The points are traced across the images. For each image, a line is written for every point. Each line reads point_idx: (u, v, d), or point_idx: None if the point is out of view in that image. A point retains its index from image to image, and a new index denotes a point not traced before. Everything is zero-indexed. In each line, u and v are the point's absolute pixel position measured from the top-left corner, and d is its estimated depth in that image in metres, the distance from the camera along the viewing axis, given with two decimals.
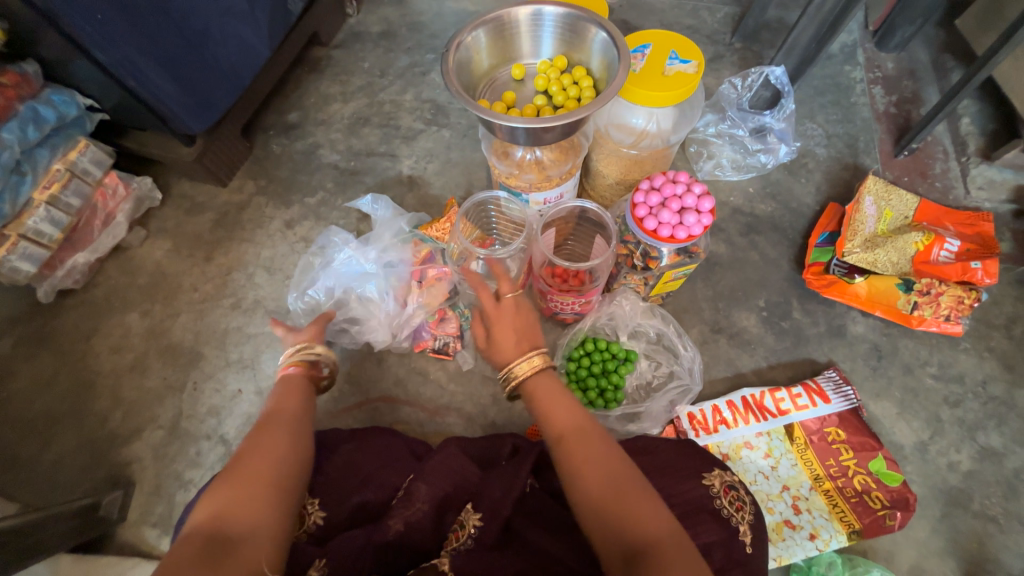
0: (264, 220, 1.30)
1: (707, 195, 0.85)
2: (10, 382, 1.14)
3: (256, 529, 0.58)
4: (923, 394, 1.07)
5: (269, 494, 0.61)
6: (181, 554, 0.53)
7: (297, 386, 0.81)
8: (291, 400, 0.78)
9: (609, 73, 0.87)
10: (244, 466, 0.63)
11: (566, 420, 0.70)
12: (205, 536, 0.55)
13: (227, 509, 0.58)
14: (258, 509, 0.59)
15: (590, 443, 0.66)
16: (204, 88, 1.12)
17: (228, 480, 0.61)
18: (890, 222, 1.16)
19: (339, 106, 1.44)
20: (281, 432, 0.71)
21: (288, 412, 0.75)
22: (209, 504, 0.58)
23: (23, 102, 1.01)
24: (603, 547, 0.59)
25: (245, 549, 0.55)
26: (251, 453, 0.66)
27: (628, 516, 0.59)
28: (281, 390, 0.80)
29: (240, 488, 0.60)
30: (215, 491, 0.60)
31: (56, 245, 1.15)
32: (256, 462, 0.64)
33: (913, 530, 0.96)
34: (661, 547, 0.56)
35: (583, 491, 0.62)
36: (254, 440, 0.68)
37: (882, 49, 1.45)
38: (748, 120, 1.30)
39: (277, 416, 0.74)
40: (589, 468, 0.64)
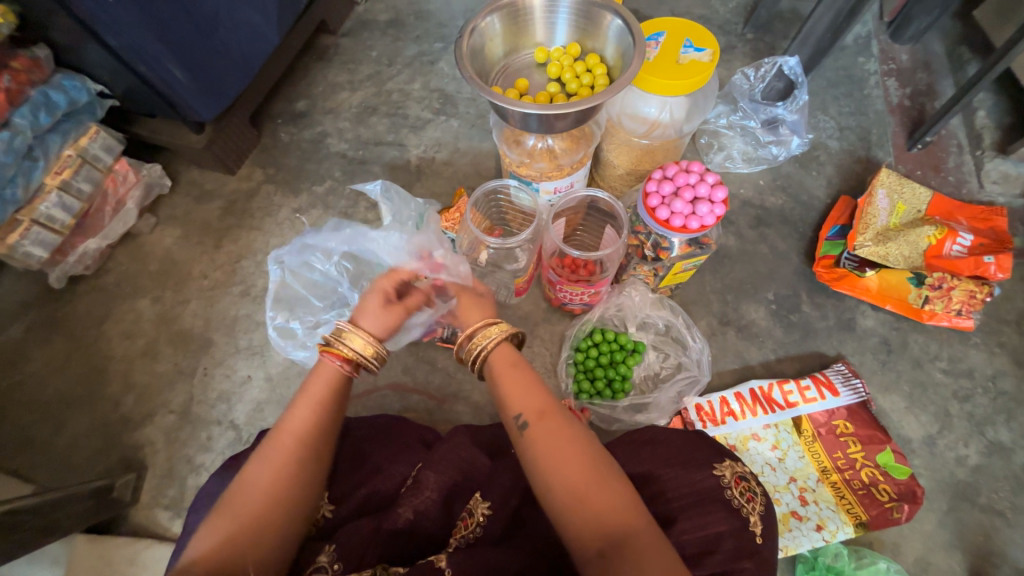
0: (273, 208, 1.30)
1: (720, 185, 0.84)
2: (24, 366, 1.16)
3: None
4: (933, 388, 1.06)
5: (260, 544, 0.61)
6: None
7: (327, 394, 0.70)
8: (306, 415, 0.68)
9: (623, 61, 0.87)
10: (241, 503, 0.62)
11: (537, 401, 0.67)
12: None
13: (219, 553, 0.58)
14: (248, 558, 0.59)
15: (564, 427, 0.65)
16: (214, 75, 1.12)
17: (223, 515, 0.61)
18: (903, 216, 1.15)
19: (347, 95, 1.43)
20: (287, 464, 0.64)
21: (301, 432, 0.67)
22: (206, 539, 0.60)
23: (34, 87, 1.02)
24: (577, 537, 0.59)
25: None
26: (250, 490, 0.62)
27: (603, 507, 0.59)
28: (306, 395, 0.69)
29: (231, 530, 0.60)
30: (213, 526, 0.60)
31: (67, 231, 1.15)
32: (252, 504, 0.62)
33: (919, 523, 0.96)
34: (634, 537, 0.58)
35: (557, 478, 0.61)
36: (257, 470, 0.64)
37: (896, 40, 1.43)
38: (760, 112, 1.29)
39: (294, 441, 0.66)
40: (564, 453, 0.62)
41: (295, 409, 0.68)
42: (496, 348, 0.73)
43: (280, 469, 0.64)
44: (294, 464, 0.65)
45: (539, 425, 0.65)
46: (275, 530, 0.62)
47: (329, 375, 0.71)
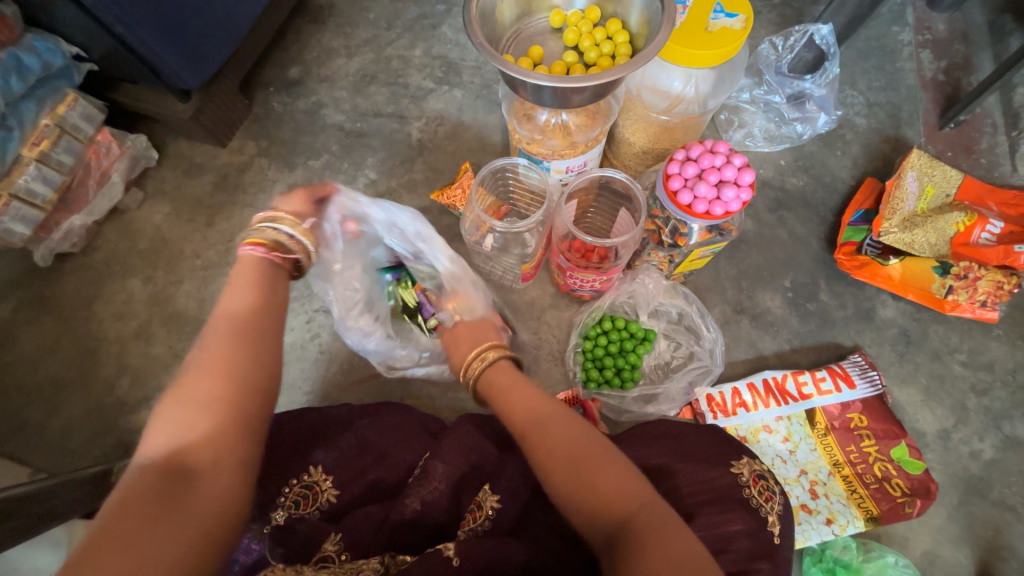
0: (267, 183, 1.24)
1: (748, 167, 0.78)
2: (14, 347, 1.12)
3: (220, 456, 0.53)
4: (950, 381, 1.04)
5: (232, 430, 0.55)
6: (138, 486, 0.49)
7: (263, 276, 0.68)
8: (246, 295, 0.66)
9: (648, 29, 0.79)
10: (194, 387, 0.56)
11: (522, 410, 0.66)
12: (165, 470, 0.51)
13: (186, 436, 0.53)
14: (223, 438, 0.55)
15: (560, 426, 0.62)
16: (199, 38, 1.03)
17: (177, 401, 0.56)
18: (931, 201, 1.09)
19: (343, 62, 1.34)
20: (237, 339, 0.61)
21: (243, 312, 0.64)
22: (164, 431, 0.54)
23: (4, 49, 0.93)
24: (587, 523, 0.56)
25: (208, 482, 0.52)
26: (206, 369, 0.58)
27: (605, 493, 0.56)
28: (240, 278, 0.67)
29: (197, 415, 0.55)
30: (166, 416, 0.55)
31: (50, 206, 1.09)
32: (208, 383, 0.57)
33: (929, 517, 0.96)
34: (635, 519, 0.54)
35: (551, 476, 0.59)
36: (206, 350, 0.60)
37: (933, 8, 1.33)
38: (786, 86, 1.20)
39: (243, 318, 0.63)
40: (557, 449, 0.60)
41: (230, 295, 0.66)
42: (489, 369, 0.74)
43: (232, 349, 0.60)
44: (251, 342, 0.61)
45: (526, 430, 0.64)
46: (246, 408, 0.57)
47: (258, 262, 0.68)
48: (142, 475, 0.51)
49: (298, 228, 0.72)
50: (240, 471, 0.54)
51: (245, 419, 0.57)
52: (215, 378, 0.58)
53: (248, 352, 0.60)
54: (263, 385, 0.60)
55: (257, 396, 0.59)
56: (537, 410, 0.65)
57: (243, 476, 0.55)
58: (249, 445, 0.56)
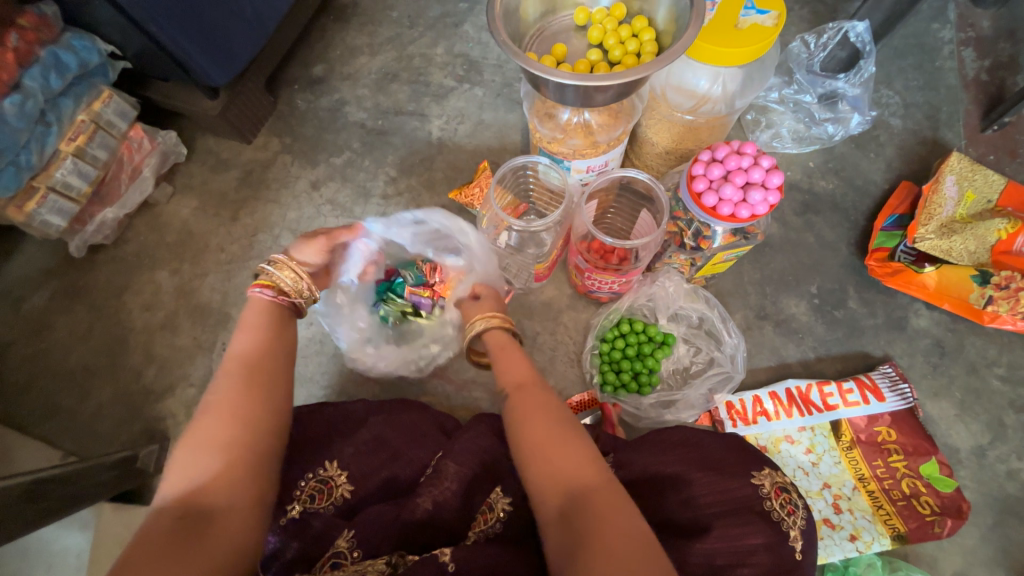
0: (290, 179, 1.26)
1: (776, 169, 0.76)
2: (49, 334, 1.17)
3: (233, 498, 0.58)
4: (987, 396, 0.99)
5: (245, 473, 0.60)
6: (156, 530, 0.54)
7: (268, 318, 0.75)
8: (253, 340, 0.72)
9: (676, 25, 0.77)
10: (208, 432, 0.62)
11: (518, 378, 0.72)
12: (180, 512, 0.55)
13: (200, 478, 0.58)
14: (237, 481, 0.59)
15: (541, 398, 0.67)
16: (227, 36, 1.05)
17: (192, 446, 0.60)
18: (971, 206, 1.04)
19: (366, 60, 1.35)
20: (248, 384, 0.67)
21: (252, 358, 0.70)
22: (179, 473, 0.59)
23: (44, 47, 0.97)
24: (542, 490, 0.58)
25: (222, 523, 0.56)
26: (220, 411, 0.63)
27: (568, 466, 0.58)
28: (247, 326, 0.74)
29: (211, 459, 0.60)
30: (181, 462, 0.59)
31: (84, 199, 1.13)
32: (220, 429, 0.62)
33: (961, 537, 0.91)
34: (591, 494, 0.55)
35: (521, 437, 0.63)
36: (219, 395, 0.65)
37: (978, 5, 1.26)
38: (817, 85, 1.15)
39: (255, 364, 0.69)
40: (534, 415, 0.65)
41: (238, 343, 0.72)
42: (493, 333, 0.80)
43: (241, 392, 0.65)
44: (260, 387, 0.67)
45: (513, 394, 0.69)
46: (259, 449, 0.63)
47: (263, 306, 0.76)
48: (158, 518, 0.55)
49: (299, 278, 0.79)
50: (251, 511, 0.59)
51: (256, 459, 0.62)
52: (228, 420, 0.63)
53: (257, 395, 0.66)
54: (273, 425, 0.66)
55: (268, 439, 0.64)
56: (527, 378, 0.71)
57: (254, 517, 0.59)
58: (261, 486, 0.61)
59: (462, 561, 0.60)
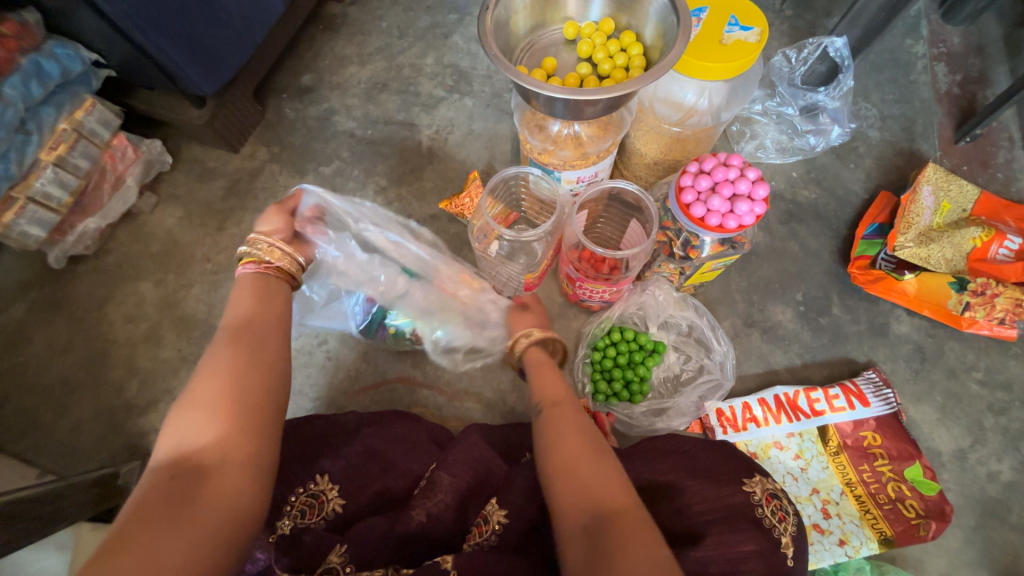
0: (278, 189, 1.24)
1: (762, 181, 0.78)
2: (26, 348, 1.13)
3: (227, 455, 0.57)
4: (967, 400, 1.02)
5: (240, 428, 0.60)
6: (151, 492, 0.53)
7: (259, 289, 0.75)
8: (246, 306, 0.73)
9: (663, 41, 0.78)
10: (201, 392, 0.62)
11: (554, 393, 0.73)
12: (177, 465, 0.56)
13: (194, 440, 0.57)
14: (231, 440, 0.58)
15: (575, 415, 0.69)
16: (214, 46, 1.05)
17: (187, 408, 0.60)
18: (947, 216, 1.07)
19: (355, 69, 1.35)
20: (240, 348, 0.67)
21: (244, 324, 0.70)
22: (175, 435, 0.58)
23: (25, 55, 0.95)
24: (567, 505, 0.58)
25: (215, 480, 0.55)
26: (214, 373, 0.63)
27: (598, 485, 0.59)
28: (239, 295, 0.74)
29: (204, 419, 0.59)
30: (177, 424, 0.59)
31: (65, 209, 1.10)
32: (213, 389, 0.62)
33: (945, 540, 0.93)
34: (621, 515, 0.55)
35: (551, 451, 0.64)
36: (214, 360, 0.65)
37: (948, 22, 1.32)
38: (799, 98, 1.19)
39: (246, 327, 0.70)
40: (568, 433, 0.66)
41: (231, 313, 0.72)
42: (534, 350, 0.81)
43: (234, 356, 0.66)
44: (252, 351, 0.67)
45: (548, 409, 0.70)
46: (255, 405, 0.62)
47: (249, 280, 0.76)
48: (155, 478, 0.55)
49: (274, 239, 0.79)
50: (247, 462, 0.58)
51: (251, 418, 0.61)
52: (221, 381, 0.63)
53: (251, 358, 0.66)
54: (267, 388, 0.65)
55: (263, 396, 0.64)
56: (566, 395, 0.73)
57: (252, 468, 0.58)
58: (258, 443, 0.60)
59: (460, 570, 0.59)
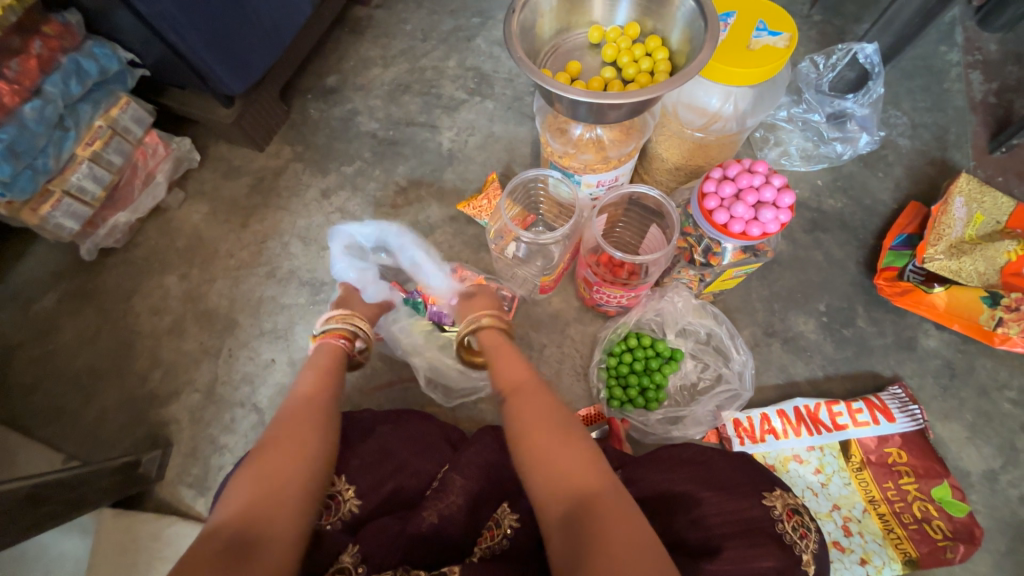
0: (301, 188, 1.27)
1: (787, 188, 0.77)
2: (57, 336, 1.17)
3: (281, 539, 0.55)
4: (999, 419, 0.98)
5: (294, 513, 0.57)
6: (204, 559, 0.51)
7: (332, 365, 0.77)
8: (317, 378, 0.73)
9: (690, 46, 0.78)
10: (269, 460, 0.60)
11: (513, 376, 0.70)
12: (232, 540, 0.53)
13: (250, 509, 0.55)
14: (285, 520, 0.56)
15: (538, 397, 0.66)
16: (244, 47, 1.07)
17: (250, 474, 0.59)
18: (980, 228, 1.04)
19: (379, 71, 1.37)
20: (311, 421, 0.66)
21: (314, 398, 0.70)
22: (232, 501, 0.56)
23: (66, 55, 0.98)
24: (545, 494, 0.56)
25: (265, 562, 0.52)
26: (283, 441, 0.63)
27: (570, 468, 0.57)
28: (315, 363, 0.77)
29: (263, 490, 0.57)
30: (237, 488, 0.57)
31: (98, 203, 1.14)
32: (278, 462, 0.60)
33: (973, 564, 0.90)
34: (595, 498, 0.54)
35: (518, 440, 0.62)
36: (284, 426, 0.65)
37: (984, 29, 1.28)
38: (826, 105, 1.17)
39: (314, 399, 0.70)
40: (535, 414, 0.63)
41: (302, 383, 0.73)
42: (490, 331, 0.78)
43: (303, 427, 0.65)
44: (320, 424, 0.67)
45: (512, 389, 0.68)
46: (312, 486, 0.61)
47: (329, 352, 0.79)
48: (209, 543, 0.52)
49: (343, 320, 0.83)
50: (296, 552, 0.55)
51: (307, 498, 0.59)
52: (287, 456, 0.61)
53: (318, 432, 0.66)
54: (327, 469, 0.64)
55: (321, 484, 0.62)
56: (527, 379, 0.69)
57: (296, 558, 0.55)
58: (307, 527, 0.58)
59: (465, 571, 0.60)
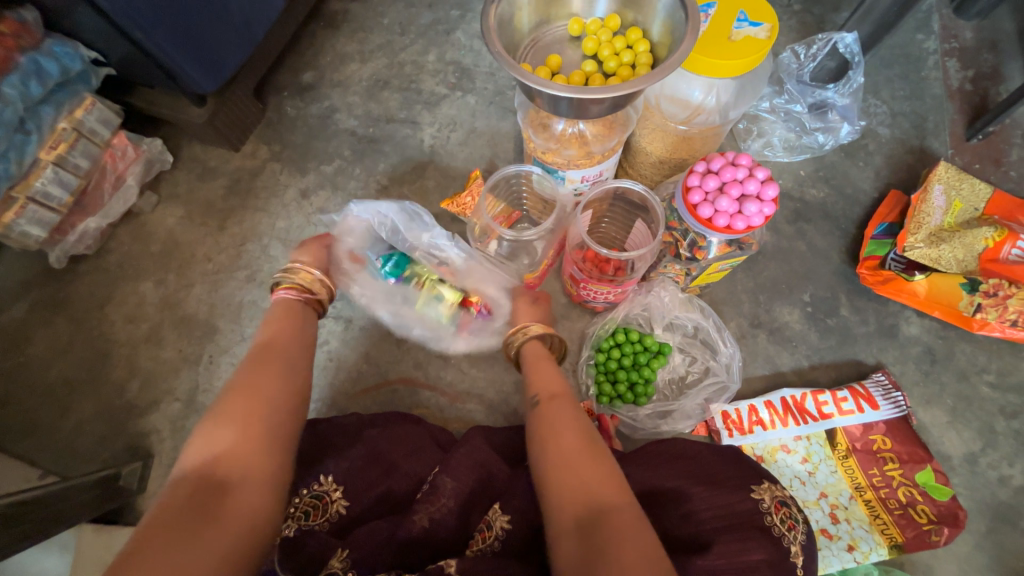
0: (279, 188, 1.23)
1: (771, 181, 0.76)
2: (27, 348, 1.13)
3: (249, 472, 0.60)
4: (978, 402, 1.00)
5: (268, 455, 0.63)
6: (174, 498, 0.56)
7: (289, 314, 0.84)
8: (278, 328, 0.81)
9: (671, 38, 0.76)
10: (231, 409, 0.66)
11: (552, 387, 0.76)
12: (199, 479, 0.58)
13: (217, 452, 0.61)
14: (252, 456, 0.62)
15: (571, 410, 0.72)
16: (214, 44, 1.03)
17: (215, 422, 0.64)
18: (959, 215, 1.05)
19: (356, 67, 1.34)
20: (271, 369, 0.73)
21: (273, 347, 0.77)
22: (200, 446, 0.62)
23: (24, 54, 0.94)
24: (559, 498, 0.60)
25: (236, 494, 0.58)
26: (243, 391, 0.68)
27: (592, 480, 0.60)
28: (272, 320, 0.83)
29: (230, 433, 0.63)
30: (205, 435, 0.63)
31: (65, 209, 1.10)
32: (242, 408, 0.66)
33: (955, 545, 0.92)
34: (612, 512, 0.56)
35: (545, 451, 0.66)
36: (247, 375, 0.71)
37: (960, 17, 1.29)
38: (808, 95, 1.17)
39: (273, 348, 0.77)
40: (564, 426, 0.69)
41: (262, 332, 0.80)
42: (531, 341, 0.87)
43: (264, 375, 0.71)
44: (279, 368, 0.74)
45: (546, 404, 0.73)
46: (279, 432, 0.67)
47: (282, 306, 0.86)
48: (179, 487, 0.57)
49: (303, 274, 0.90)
50: (265, 483, 0.61)
51: (274, 441, 0.65)
52: (249, 402, 0.67)
53: (280, 378, 0.72)
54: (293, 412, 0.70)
55: (286, 428, 0.68)
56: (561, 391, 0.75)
57: (268, 494, 0.61)
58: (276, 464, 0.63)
59: (459, 569, 0.60)
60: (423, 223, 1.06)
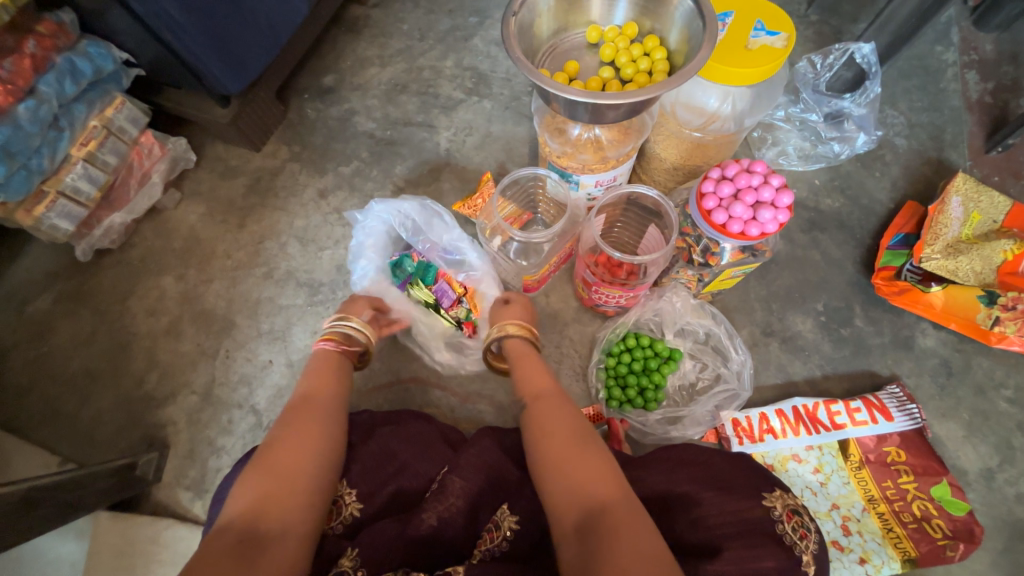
0: (297, 188, 1.26)
1: (786, 188, 0.77)
2: (51, 338, 1.16)
3: (288, 525, 0.59)
4: (995, 417, 0.98)
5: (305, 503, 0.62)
6: (213, 548, 0.54)
7: (330, 364, 0.84)
8: (321, 376, 0.81)
9: (688, 46, 0.78)
10: (274, 457, 0.65)
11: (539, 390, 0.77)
12: (242, 528, 0.57)
13: (261, 503, 0.60)
14: (292, 507, 0.61)
15: (563, 410, 0.72)
16: (240, 47, 1.07)
17: (259, 469, 0.63)
18: (977, 227, 1.04)
19: (376, 71, 1.37)
20: (313, 416, 0.73)
21: (317, 392, 0.77)
22: (243, 494, 0.61)
23: (60, 54, 0.98)
24: (560, 504, 0.60)
25: (277, 549, 0.56)
26: (286, 438, 0.68)
27: (587, 482, 0.60)
28: (315, 367, 0.83)
29: (272, 482, 0.62)
30: (248, 483, 0.62)
31: (93, 204, 1.13)
32: (285, 455, 0.65)
33: (970, 562, 0.90)
34: (611, 512, 0.56)
35: (540, 450, 0.67)
36: (291, 419, 0.71)
37: (979, 29, 1.29)
38: (823, 104, 1.17)
39: (314, 396, 0.76)
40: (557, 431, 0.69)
41: (306, 380, 0.80)
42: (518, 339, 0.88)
43: (306, 420, 0.71)
44: (319, 415, 0.73)
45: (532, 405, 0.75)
46: (318, 479, 0.66)
47: (326, 356, 0.85)
48: (220, 537, 0.56)
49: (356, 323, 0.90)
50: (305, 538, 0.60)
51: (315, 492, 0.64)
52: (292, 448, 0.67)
53: (322, 422, 0.72)
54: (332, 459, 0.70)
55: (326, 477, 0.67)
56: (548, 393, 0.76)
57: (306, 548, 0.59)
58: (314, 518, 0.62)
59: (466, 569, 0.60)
60: (444, 221, 1.03)
